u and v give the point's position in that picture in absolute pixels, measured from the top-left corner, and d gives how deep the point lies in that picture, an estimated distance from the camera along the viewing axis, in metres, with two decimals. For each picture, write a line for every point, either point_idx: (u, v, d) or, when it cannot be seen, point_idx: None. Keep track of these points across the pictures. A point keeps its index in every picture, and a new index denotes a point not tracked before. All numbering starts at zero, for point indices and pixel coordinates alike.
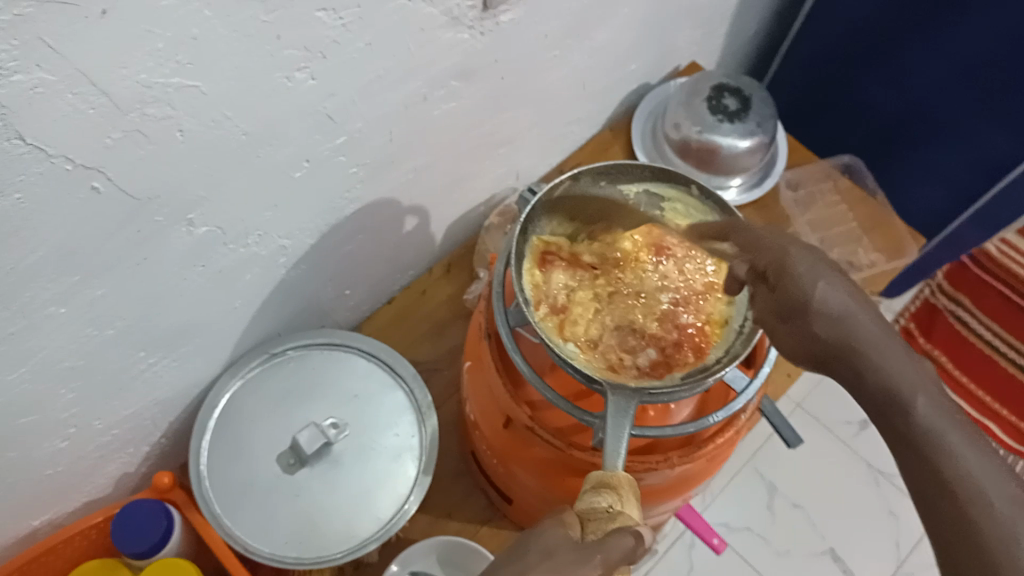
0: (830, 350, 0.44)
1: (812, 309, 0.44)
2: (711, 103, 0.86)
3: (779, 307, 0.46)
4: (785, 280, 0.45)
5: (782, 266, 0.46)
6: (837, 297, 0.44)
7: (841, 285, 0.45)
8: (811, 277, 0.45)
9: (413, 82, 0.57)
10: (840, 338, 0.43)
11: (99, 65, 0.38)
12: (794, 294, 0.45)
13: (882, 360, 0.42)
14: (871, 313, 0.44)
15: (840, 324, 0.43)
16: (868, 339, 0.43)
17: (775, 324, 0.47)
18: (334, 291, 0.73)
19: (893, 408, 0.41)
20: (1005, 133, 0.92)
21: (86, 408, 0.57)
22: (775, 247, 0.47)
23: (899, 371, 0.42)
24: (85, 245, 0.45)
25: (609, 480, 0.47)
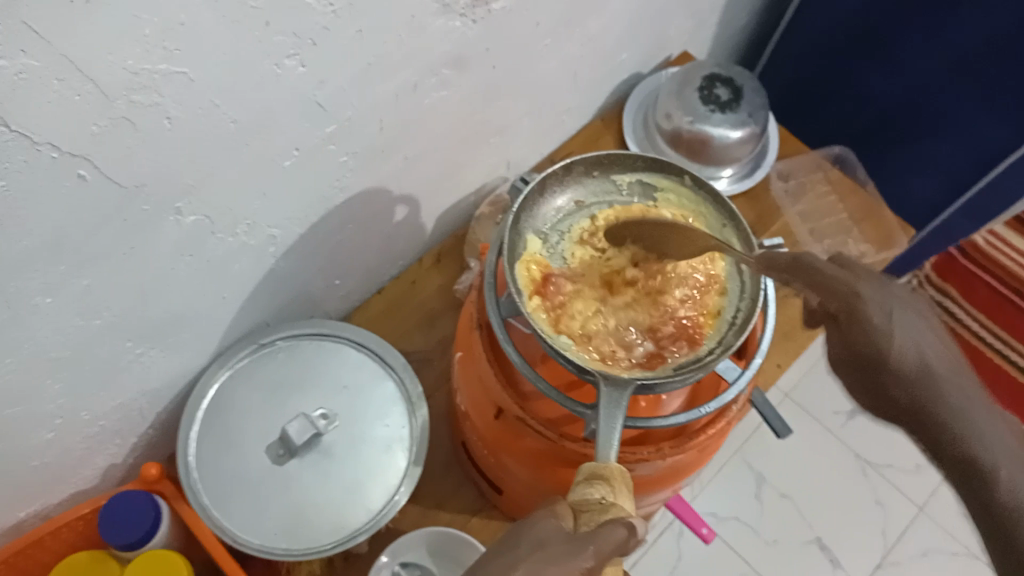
0: (903, 394, 0.39)
1: (883, 345, 0.41)
2: (703, 93, 0.86)
3: (848, 348, 0.42)
4: (854, 315, 0.42)
5: (851, 301, 0.43)
6: (911, 337, 0.41)
7: (916, 326, 0.41)
8: (884, 312, 0.42)
9: (404, 69, 0.57)
10: (913, 382, 0.39)
11: (85, 52, 0.37)
12: (862, 328, 0.41)
13: (961, 408, 0.38)
14: (948, 360, 0.40)
15: (917, 364, 0.40)
16: (945, 384, 0.39)
17: (847, 372, 0.42)
18: (324, 281, 0.73)
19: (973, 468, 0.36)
20: (999, 124, 0.92)
21: (73, 399, 0.56)
22: (842, 277, 0.44)
23: (979, 421, 0.37)
24: (71, 234, 0.45)
25: (602, 471, 0.47)
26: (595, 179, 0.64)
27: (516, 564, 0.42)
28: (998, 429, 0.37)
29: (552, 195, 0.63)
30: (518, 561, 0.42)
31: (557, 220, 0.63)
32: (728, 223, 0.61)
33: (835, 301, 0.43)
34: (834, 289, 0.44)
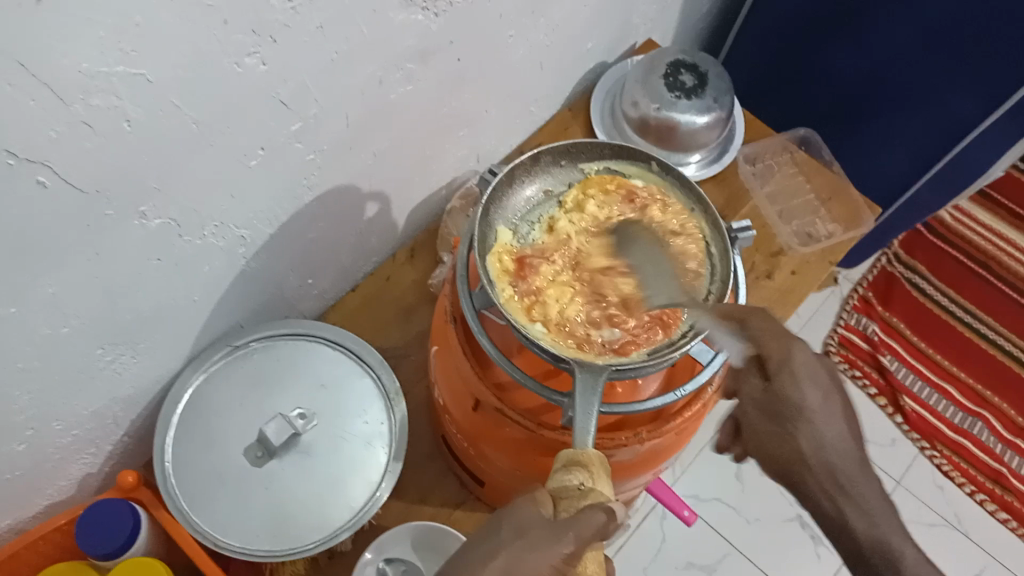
0: (815, 472, 0.51)
1: (806, 421, 0.51)
2: (669, 80, 0.86)
3: (767, 403, 0.53)
4: (788, 384, 0.51)
5: (787, 368, 0.51)
6: (830, 430, 0.51)
7: (831, 414, 0.52)
8: (808, 387, 0.51)
9: (368, 64, 0.56)
10: (829, 468, 0.51)
11: (37, 55, 0.37)
12: (790, 399, 0.51)
13: (862, 496, 0.51)
14: (855, 452, 0.52)
15: (826, 451, 0.51)
16: (850, 474, 0.51)
17: (757, 417, 0.54)
18: (296, 281, 0.72)
19: (877, 552, 0.50)
20: (963, 98, 0.93)
21: (44, 410, 0.56)
22: (781, 343, 0.51)
23: (876, 515, 0.51)
24: (33, 242, 0.44)
25: (579, 458, 0.48)
26: (563, 168, 0.65)
27: (496, 551, 0.43)
28: (873, 496, 0.51)
29: (520, 185, 0.63)
30: (498, 549, 0.43)
31: (526, 209, 0.64)
32: (696, 207, 0.62)
33: (774, 363, 0.51)
34: (775, 357, 0.51)
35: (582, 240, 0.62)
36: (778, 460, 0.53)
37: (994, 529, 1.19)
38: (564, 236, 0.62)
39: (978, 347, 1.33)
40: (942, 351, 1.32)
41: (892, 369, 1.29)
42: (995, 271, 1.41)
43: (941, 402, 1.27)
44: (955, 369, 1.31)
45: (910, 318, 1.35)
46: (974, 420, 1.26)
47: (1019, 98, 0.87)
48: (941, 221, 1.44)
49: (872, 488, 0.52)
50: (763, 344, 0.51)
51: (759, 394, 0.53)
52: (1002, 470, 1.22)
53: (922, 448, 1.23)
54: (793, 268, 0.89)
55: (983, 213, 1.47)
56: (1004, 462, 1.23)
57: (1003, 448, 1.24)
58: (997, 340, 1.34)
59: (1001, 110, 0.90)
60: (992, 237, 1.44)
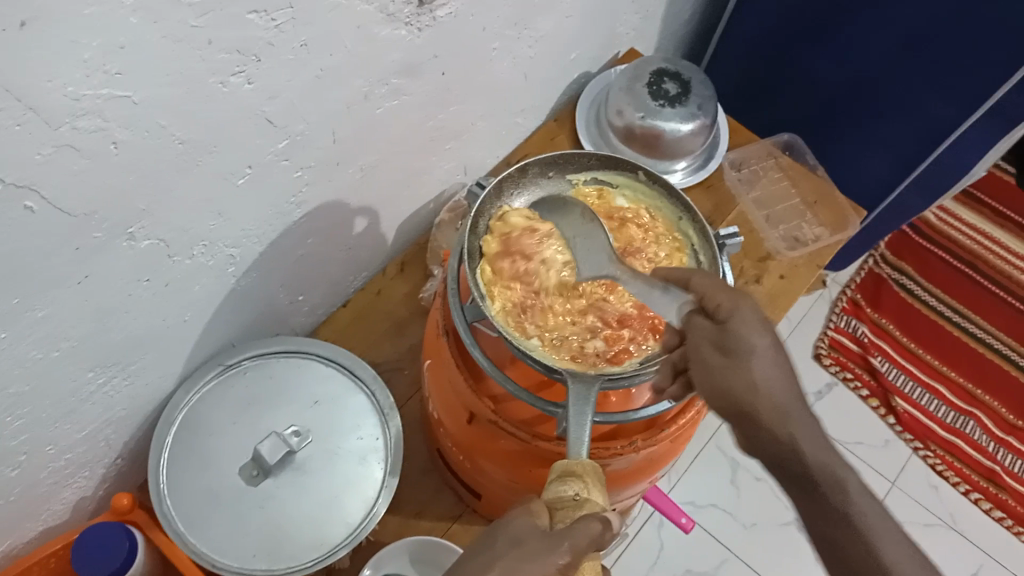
0: (764, 404, 0.47)
1: (749, 355, 0.48)
2: (653, 89, 0.87)
3: (718, 340, 0.49)
4: (736, 319, 0.48)
5: (736, 304, 0.49)
6: (775, 365, 0.48)
7: (776, 353, 0.49)
8: (756, 322, 0.48)
9: (354, 80, 0.57)
10: (774, 398, 0.47)
11: (22, 80, 0.37)
12: (737, 332, 0.48)
13: (803, 425, 0.47)
14: (796, 391, 0.48)
15: (771, 384, 0.47)
16: (793, 407, 0.47)
17: (707, 357, 0.49)
18: (288, 297, 0.72)
19: (823, 475, 0.45)
20: (942, 101, 0.94)
21: (36, 434, 0.55)
22: (732, 290, 0.50)
23: (818, 442, 0.47)
24: (24, 265, 0.44)
25: (574, 467, 0.48)
26: (551, 180, 0.65)
27: (491, 563, 0.42)
28: (813, 432, 0.47)
29: (509, 198, 0.64)
30: (494, 558, 0.42)
31: None
32: (683, 215, 0.62)
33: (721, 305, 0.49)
34: (724, 301, 0.49)
35: (556, 247, 0.60)
36: (722, 403, 0.49)
37: (987, 526, 1.19)
38: (545, 239, 0.61)
39: (968, 346, 1.34)
40: (932, 351, 1.33)
41: (884, 370, 1.30)
42: (981, 269, 1.42)
43: (932, 402, 1.28)
44: (947, 370, 1.31)
45: (898, 319, 1.36)
46: (965, 418, 1.27)
47: (1001, 95, 0.88)
48: (926, 222, 1.46)
49: (813, 427, 0.47)
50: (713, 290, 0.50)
51: (708, 333, 0.49)
52: (995, 468, 1.23)
53: (916, 449, 1.23)
54: (782, 272, 0.89)
55: (968, 212, 1.48)
56: (997, 460, 1.24)
57: (995, 446, 1.25)
58: (986, 339, 1.35)
59: (984, 108, 0.90)
60: (978, 237, 1.45)
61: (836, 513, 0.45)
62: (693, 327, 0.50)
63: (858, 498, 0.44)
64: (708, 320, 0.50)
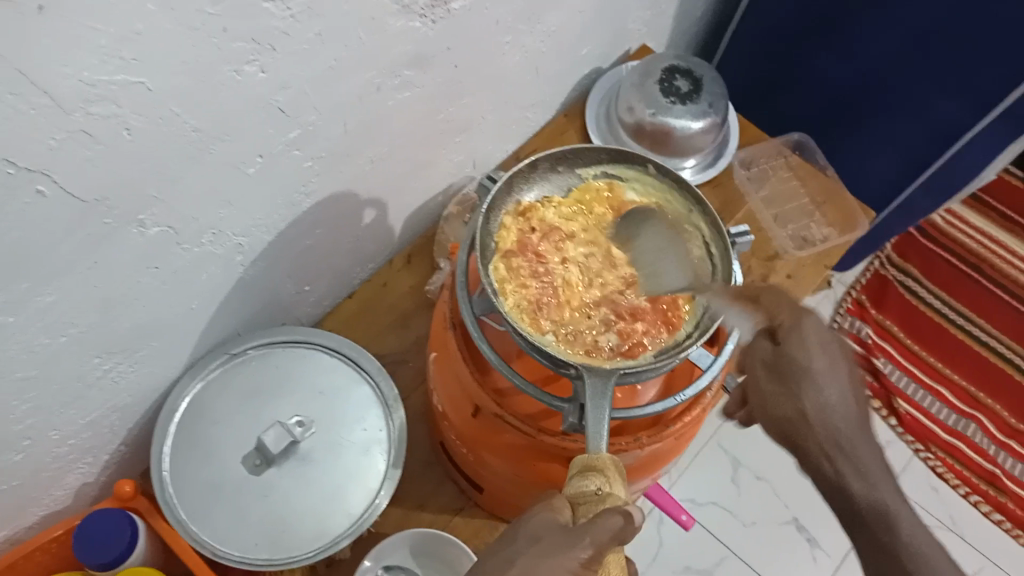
0: (817, 434, 0.49)
1: (809, 383, 0.49)
2: (664, 86, 0.86)
3: (773, 364, 0.50)
4: (796, 344, 0.49)
5: (795, 328, 0.49)
6: (833, 390, 0.49)
7: (836, 376, 0.50)
8: (814, 347, 0.49)
9: (367, 71, 0.57)
10: (830, 427, 0.49)
11: (39, 65, 0.36)
12: (797, 359, 0.49)
13: (860, 455, 0.49)
14: (857, 415, 0.50)
15: (828, 411, 0.49)
16: (851, 436, 0.49)
17: (764, 378, 0.51)
18: (294, 287, 0.72)
19: (872, 510, 0.48)
20: (955, 102, 0.94)
21: (43, 419, 0.55)
22: (794, 311, 0.50)
23: (873, 473, 0.49)
24: (34, 250, 0.44)
25: (595, 462, 0.48)
26: (561, 175, 0.65)
27: (513, 559, 0.43)
28: (869, 465, 0.49)
29: (520, 191, 0.63)
30: (515, 557, 0.43)
31: None
32: (695, 207, 0.61)
33: (782, 327, 0.50)
34: (786, 321, 0.50)
35: (574, 249, 0.62)
36: (777, 425, 0.51)
37: (987, 530, 1.19)
38: (562, 241, 0.63)
39: (971, 349, 1.34)
40: (936, 354, 1.33)
41: (886, 371, 1.30)
42: (986, 273, 1.42)
43: (935, 404, 1.28)
44: (951, 373, 1.31)
45: (902, 321, 1.35)
46: (965, 420, 1.27)
47: (1012, 100, 0.87)
48: (933, 224, 1.45)
49: (872, 460, 0.49)
50: (772, 310, 0.50)
51: (765, 354, 0.51)
52: (995, 471, 1.23)
53: (916, 451, 1.23)
54: (789, 272, 0.90)
55: (974, 216, 1.48)
56: (998, 463, 1.24)
57: (997, 449, 1.25)
58: (990, 343, 1.35)
59: (994, 112, 0.90)
60: (984, 240, 1.45)
61: (882, 544, 0.48)
62: (755, 346, 0.52)
63: (907, 533, 0.47)
64: (767, 341, 0.51)
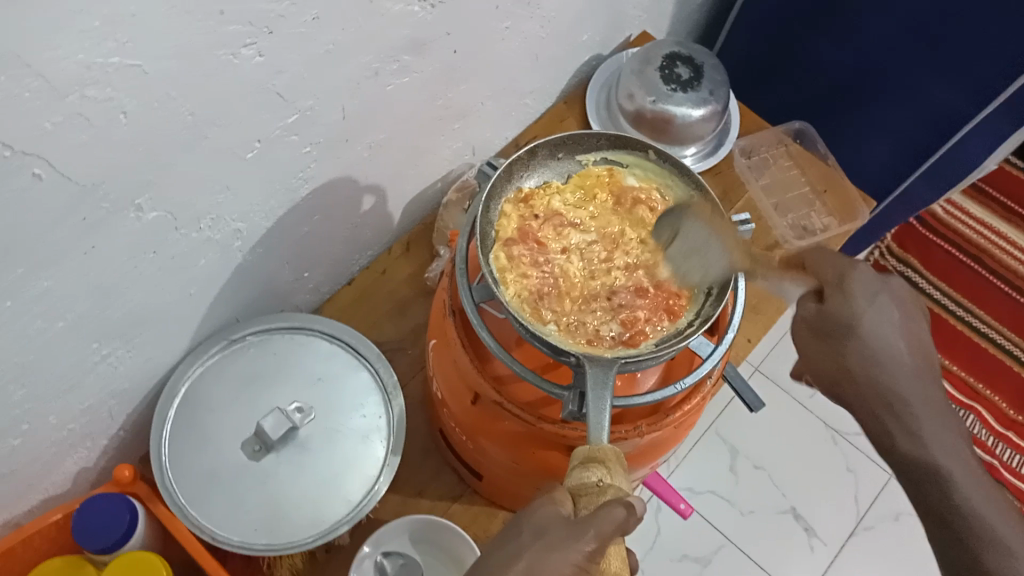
0: (867, 393, 0.50)
1: (855, 339, 0.49)
2: (665, 73, 0.86)
3: (820, 324, 0.50)
4: (840, 302, 0.49)
5: (841, 282, 0.49)
6: (887, 343, 0.49)
7: (890, 331, 0.49)
8: (862, 303, 0.49)
9: (366, 55, 0.56)
10: (880, 385, 0.49)
11: (32, 46, 0.36)
12: (840, 316, 0.49)
13: (915, 414, 0.50)
14: (911, 367, 0.50)
15: (878, 364, 0.49)
16: (904, 393, 0.50)
17: (811, 338, 0.51)
18: (293, 273, 0.72)
19: (927, 466, 0.50)
20: (955, 92, 0.93)
21: (40, 404, 0.55)
22: (841, 266, 0.49)
23: (926, 432, 0.50)
24: (31, 232, 0.44)
25: (597, 454, 0.48)
26: (560, 161, 0.65)
27: (518, 552, 0.43)
28: (926, 423, 0.50)
29: (519, 179, 0.63)
30: (518, 552, 0.43)
31: None
32: (694, 192, 0.62)
33: (829, 285, 0.49)
34: (831, 277, 0.49)
35: (576, 235, 0.62)
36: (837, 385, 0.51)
37: None
38: (564, 227, 0.62)
39: (970, 340, 1.34)
40: (935, 345, 1.33)
41: None
42: (986, 263, 1.42)
43: None
44: (949, 364, 1.31)
45: None
46: (964, 412, 1.27)
47: (1015, 88, 0.87)
48: (933, 214, 1.45)
49: (930, 419, 0.50)
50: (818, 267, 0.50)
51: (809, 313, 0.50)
52: (993, 462, 1.23)
53: None
54: None
55: (975, 206, 1.47)
56: (995, 454, 1.24)
57: (995, 440, 1.25)
58: (989, 334, 1.35)
59: (996, 101, 0.89)
60: (984, 231, 1.45)
61: (936, 500, 0.50)
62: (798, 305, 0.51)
63: (960, 492, 0.49)
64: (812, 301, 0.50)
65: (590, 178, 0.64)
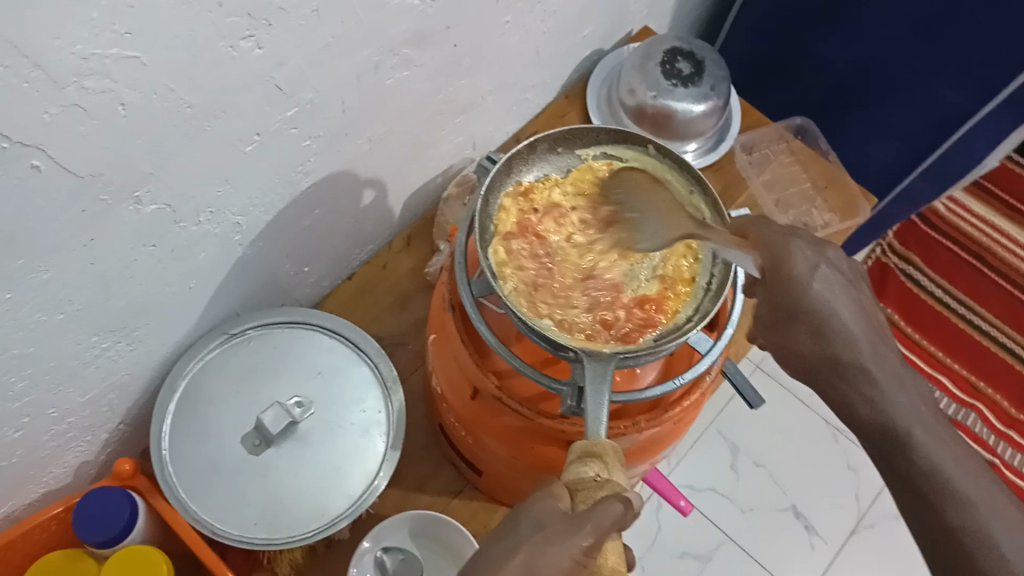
0: (828, 364, 0.49)
1: (807, 313, 0.49)
2: (666, 68, 0.86)
3: (772, 304, 0.51)
4: (781, 277, 0.49)
5: (779, 258, 0.49)
6: (840, 315, 0.49)
7: (840, 302, 0.50)
8: (807, 276, 0.49)
9: (366, 49, 0.56)
10: (837, 355, 0.49)
11: (30, 36, 0.36)
12: (786, 290, 0.49)
13: (873, 376, 0.48)
14: (866, 335, 0.49)
15: (833, 334, 0.49)
16: (860, 358, 0.49)
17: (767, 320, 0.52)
18: (293, 267, 0.72)
19: (890, 433, 0.46)
20: (957, 89, 0.93)
21: (39, 396, 0.55)
22: (773, 242, 0.50)
23: (889, 395, 0.47)
24: (30, 223, 0.44)
25: (594, 449, 0.48)
26: (561, 156, 0.64)
27: (515, 547, 0.42)
28: (885, 387, 0.48)
29: (519, 173, 0.63)
30: (514, 549, 0.42)
31: None
32: (695, 188, 0.61)
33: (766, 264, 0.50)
34: (767, 256, 0.50)
35: (576, 227, 0.62)
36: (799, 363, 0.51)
37: None
38: (564, 221, 0.62)
39: (971, 338, 1.34)
40: (937, 343, 1.33)
41: None
42: (988, 261, 1.41)
43: (935, 392, 1.28)
44: (950, 361, 1.31)
45: (903, 309, 1.36)
46: (966, 410, 1.27)
47: (1016, 86, 0.87)
48: (936, 211, 1.44)
49: (892, 384, 0.48)
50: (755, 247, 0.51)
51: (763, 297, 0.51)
52: (994, 460, 1.23)
53: None
54: None
55: (979, 204, 1.46)
56: (998, 453, 1.23)
57: (997, 439, 1.25)
58: (992, 332, 1.35)
59: (998, 98, 0.89)
60: (987, 228, 1.44)
61: (900, 469, 0.46)
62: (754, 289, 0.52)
63: (924, 456, 0.45)
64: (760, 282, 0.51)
65: (592, 170, 0.64)
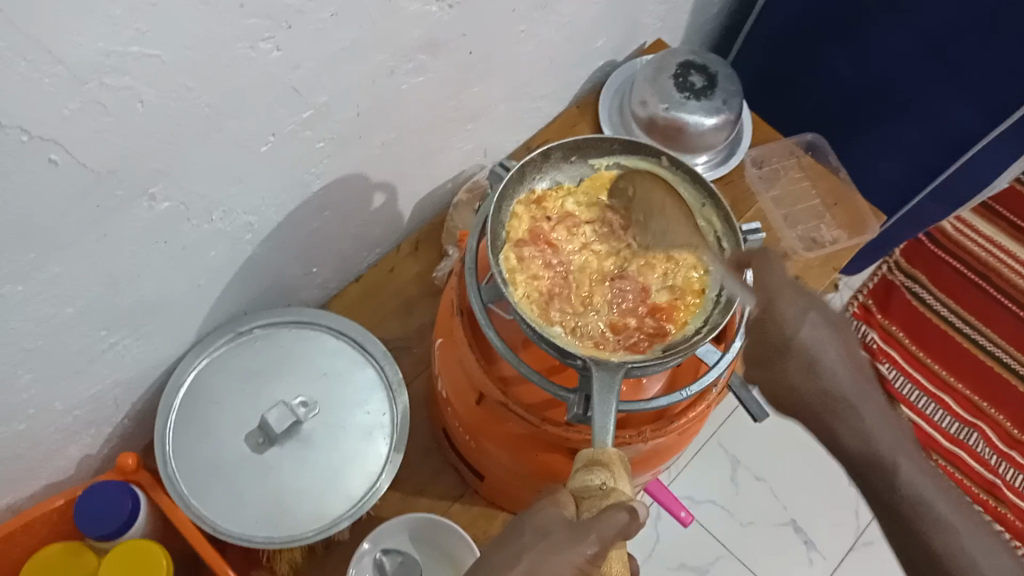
0: (818, 407, 0.51)
1: (796, 355, 0.51)
2: (678, 81, 0.86)
3: (764, 345, 0.52)
4: (775, 319, 0.51)
5: (771, 303, 0.52)
6: (829, 360, 0.51)
7: (829, 348, 0.51)
8: (797, 319, 0.51)
9: (382, 54, 0.56)
10: (828, 398, 0.50)
11: (53, 32, 0.36)
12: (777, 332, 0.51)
13: (860, 413, 0.51)
14: (854, 378, 0.51)
15: (823, 378, 0.51)
16: (848, 397, 0.51)
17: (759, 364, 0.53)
18: (301, 268, 0.72)
19: (874, 463, 0.50)
20: (970, 111, 0.93)
21: (46, 389, 0.56)
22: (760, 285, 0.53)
23: (872, 431, 0.50)
24: (45, 216, 0.44)
25: (600, 458, 0.48)
26: (574, 164, 0.64)
27: (519, 553, 0.43)
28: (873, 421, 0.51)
29: (531, 181, 0.63)
30: (519, 554, 0.43)
31: None
32: (707, 201, 0.61)
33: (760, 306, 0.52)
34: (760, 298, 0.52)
35: (589, 235, 0.63)
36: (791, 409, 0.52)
37: None
38: (576, 229, 0.63)
39: (974, 357, 1.34)
40: (940, 362, 1.33)
41: (890, 377, 1.30)
42: (993, 281, 1.41)
43: (937, 412, 1.28)
44: (953, 381, 1.31)
45: (908, 327, 1.35)
46: (969, 430, 1.27)
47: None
48: (942, 231, 1.44)
49: (878, 419, 0.51)
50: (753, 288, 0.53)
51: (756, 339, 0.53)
52: (995, 481, 1.23)
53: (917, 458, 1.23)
54: (796, 273, 0.90)
55: (984, 224, 1.47)
56: (998, 474, 1.23)
57: (998, 460, 1.25)
58: (995, 353, 1.35)
59: (1007, 122, 0.89)
60: (992, 249, 1.44)
61: (882, 491, 0.50)
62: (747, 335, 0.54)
63: (906, 482, 0.49)
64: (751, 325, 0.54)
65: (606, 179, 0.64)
